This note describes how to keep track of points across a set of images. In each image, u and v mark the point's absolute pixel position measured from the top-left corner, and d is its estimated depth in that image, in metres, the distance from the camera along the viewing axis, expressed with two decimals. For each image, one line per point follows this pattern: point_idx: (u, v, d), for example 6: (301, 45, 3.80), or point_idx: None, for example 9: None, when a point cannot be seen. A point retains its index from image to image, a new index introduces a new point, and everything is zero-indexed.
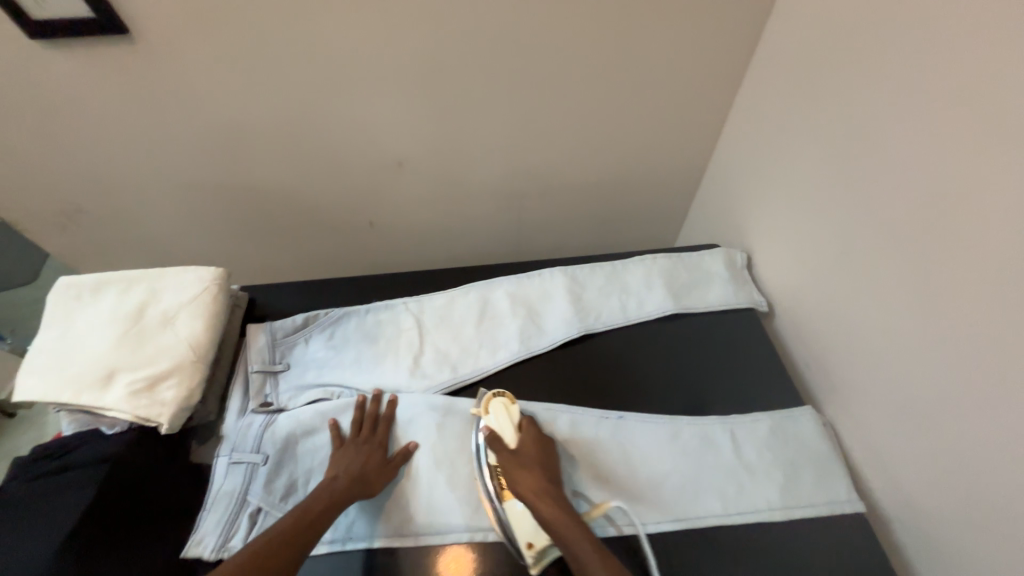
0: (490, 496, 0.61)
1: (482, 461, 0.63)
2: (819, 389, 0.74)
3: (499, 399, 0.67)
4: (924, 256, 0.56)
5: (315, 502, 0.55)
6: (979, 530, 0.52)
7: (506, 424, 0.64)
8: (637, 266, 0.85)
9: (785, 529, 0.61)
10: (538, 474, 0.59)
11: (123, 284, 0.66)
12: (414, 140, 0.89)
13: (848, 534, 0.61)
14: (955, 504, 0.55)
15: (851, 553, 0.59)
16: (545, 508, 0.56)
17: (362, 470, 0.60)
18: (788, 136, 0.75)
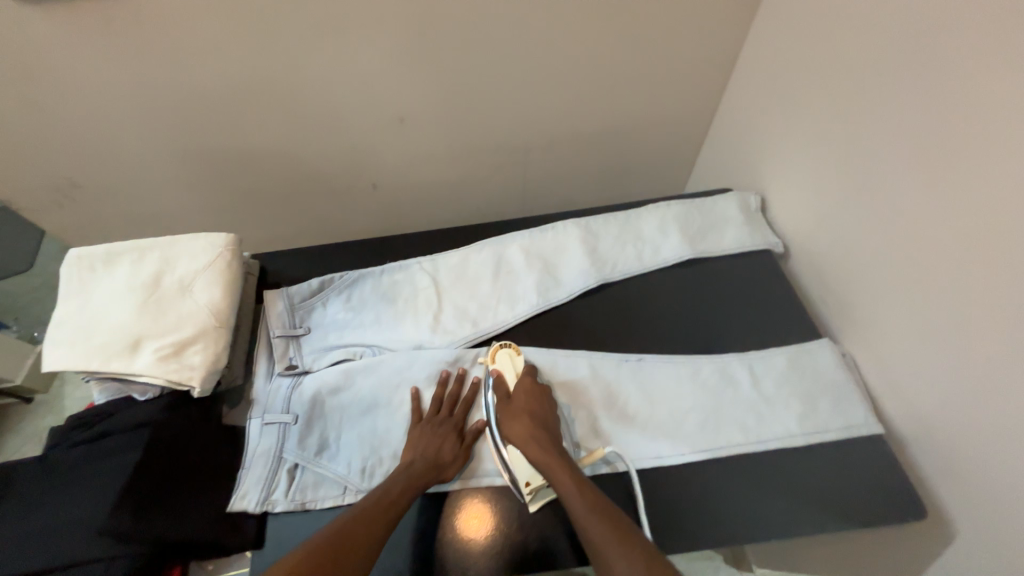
0: (495, 444, 0.62)
1: (488, 410, 0.64)
2: (836, 329, 0.71)
3: (504, 349, 0.69)
4: (965, 184, 0.51)
5: (394, 483, 0.56)
6: (993, 464, 0.51)
7: (507, 368, 0.67)
8: (651, 213, 0.81)
9: (800, 455, 0.61)
10: (528, 421, 0.61)
11: (135, 254, 0.66)
12: (408, 89, 0.83)
13: (862, 461, 0.60)
14: (973, 441, 0.52)
15: (866, 486, 0.59)
16: (532, 451, 0.58)
17: (438, 454, 0.60)
18: (814, 61, 0.68)
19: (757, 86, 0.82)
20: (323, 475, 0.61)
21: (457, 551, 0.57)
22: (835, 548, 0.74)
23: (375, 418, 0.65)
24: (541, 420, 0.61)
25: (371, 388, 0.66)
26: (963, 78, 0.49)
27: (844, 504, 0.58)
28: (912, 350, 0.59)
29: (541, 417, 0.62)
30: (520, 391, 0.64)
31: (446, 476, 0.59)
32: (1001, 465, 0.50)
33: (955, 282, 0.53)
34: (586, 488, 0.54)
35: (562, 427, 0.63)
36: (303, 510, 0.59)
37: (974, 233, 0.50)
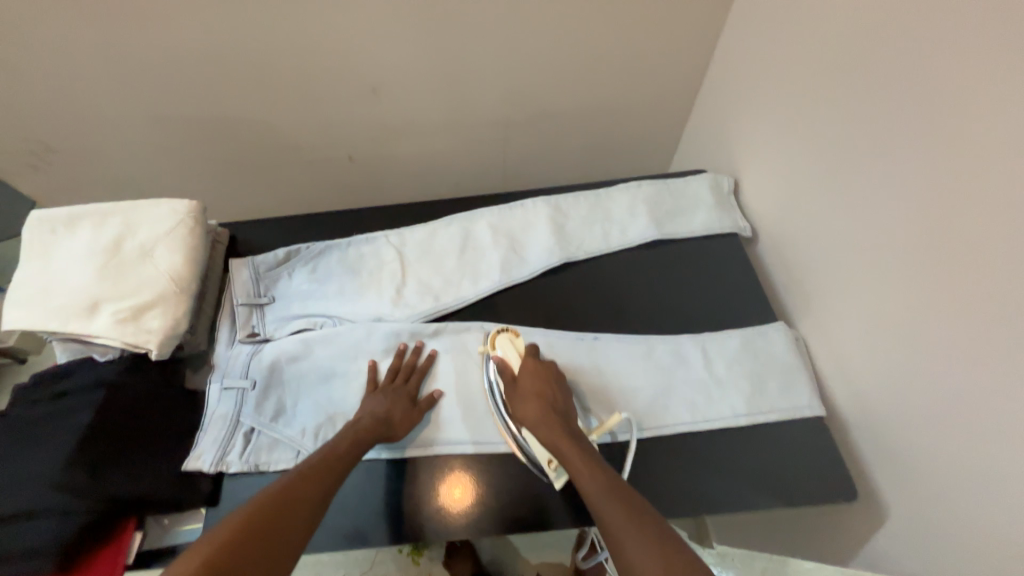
0: (506, 423, 0.63)
1: (497, 394, 0.64)
2: (796, 315, 0.72)
3: (504, 334, 0.68)
4: (924, 175, 0.50)
5: (341, 441, 0.57)
6: (927, 456, 0.51)
7: (512, 354, 0.66)
8: (622, 193, 0.80)
9: (745, 432, 0.63)
10: (539, 401, 0.60)
11: (97, 218, 0.66)
12: (382, 58, 0.81)
13: (805, 441, 0.61)
14: (911, 431, 0.53)
15: (806, 464, 0.60)
16: (545, 433, 0.57)
17: (387, 413, 0.61)
18: (790, 41, 0.65)
19: (736, 66, 0.79)
20: (278, 439, 0.63)
21: (401, 513, 0.60)
22: (783, 526, 0.77)
23: (332, 386, 0.66)
24: (552, 402, 0.60)
25: (329, 358, 0.67)
26: (940, 57, 0.47)
27: (784, 483, 0.60)
28: (863, 339, 0.59)
29: (552, 399, 0.60)
30: (528, 372, 0.63)
31: (396, 434, 0.61)
32: (938, 456, 0.50)
33: (908, 272, 0.53)
34: (600, 470, 0.52)
35: (574, 402, 0.64)
36: (257, 472, 0.61)
37: (933, 222, 0.49)
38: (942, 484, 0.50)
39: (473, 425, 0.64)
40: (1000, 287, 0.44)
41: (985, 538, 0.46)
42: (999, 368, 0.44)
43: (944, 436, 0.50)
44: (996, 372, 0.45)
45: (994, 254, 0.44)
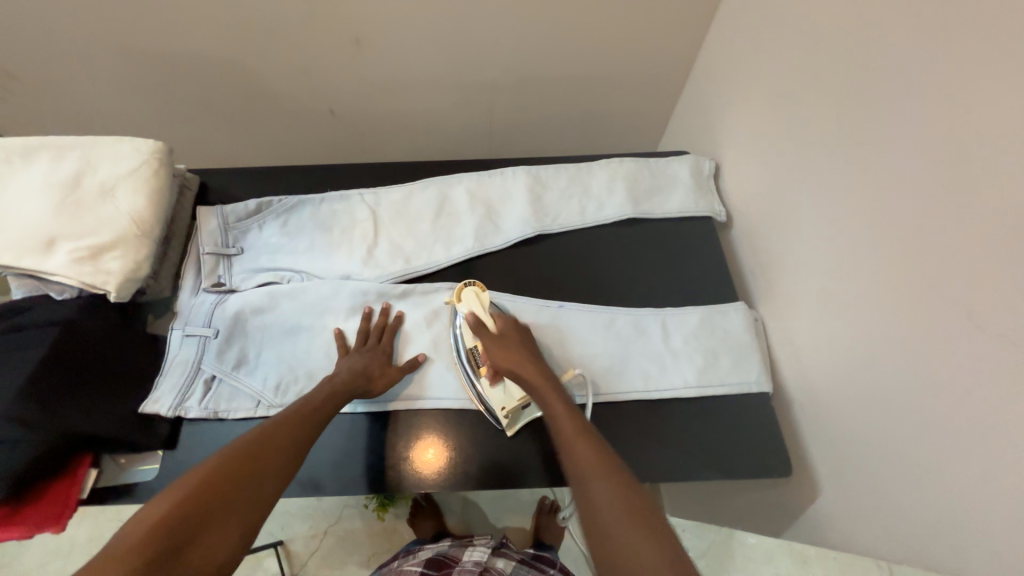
0: (468, 376, 0.64)
1: (461, 347, 0.65)
2: (759, 301, 0.74)
3: (470, 288, 0.66)
4: (890, 172, 0.51)
5: (316, 393, 0.57)
6: (858, 441, 0.55)
7: (479, 309, 0.64)
8: (602, 168, 0.80)
9: (694, 403, 0.66)
10: (516, 346, 0.61)
11: (55, 153, 0.64)
12: (367, 5, 0.77)
13: (750, 409, 0.66)
14: (847, 416, 0.56)
15: (749, 433, 0.64)
16: (521, 370, 0.59)
17: (366, 366, 0.62)
18: (783, 23, 0.64)
19: (729, 46, 0.78)
20: (238, 388, 0.63)
21: (355, 463, 0.61)
22: (727, 497, 0.82)
23: (296, 341, 0.66)
24: (534, 355, 0.61)
25: (294, 312, 0.67)
26: (922, 47, 0.47)
27: (725, 451, 0.64)
28: (816, 327, 0.61)
29: (533, 352, 0.62)
30: (512, 329, 0.63)
31: (374, 388, 0.61)
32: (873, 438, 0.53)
33: (862, 265, 0.54)
34: (573, 412, 0.54)
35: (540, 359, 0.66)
36: (217, 418, 0.62)
37: (892, 219, 0.51)
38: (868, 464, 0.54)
39: (434, 384, 0.65)
40: (943, 282, 0.46)
41: (901, 516, 0.50)
42: (932, 359, 0.47)
43: (875, 423, 0.53)
44: (929, 363, 0.47)
45: (942, 254, 0.46)
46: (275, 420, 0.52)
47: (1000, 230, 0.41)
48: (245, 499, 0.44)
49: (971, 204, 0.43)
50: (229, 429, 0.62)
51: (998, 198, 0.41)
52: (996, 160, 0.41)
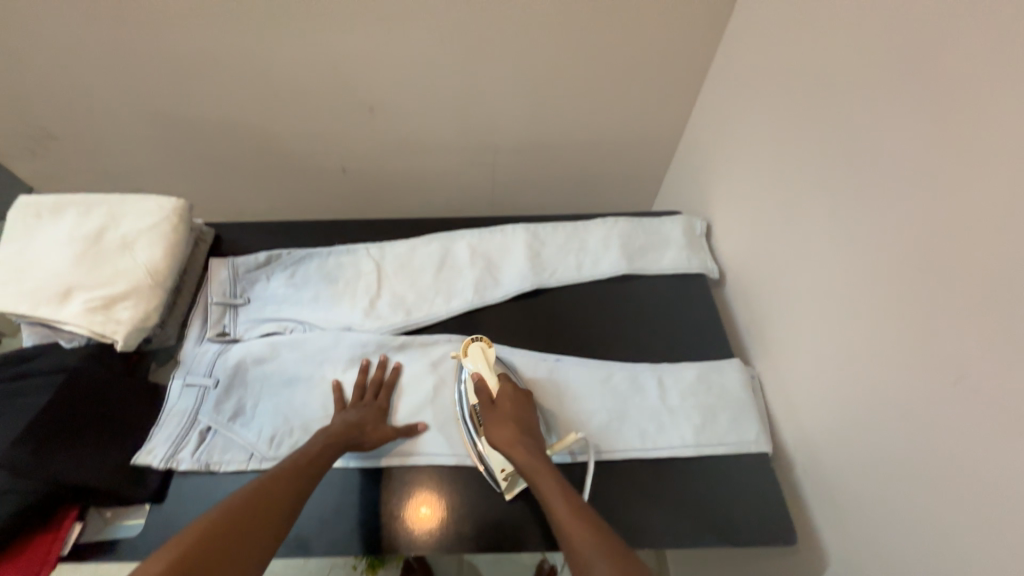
0: (471, 435, 0.64)
1: (465, 405, 0.65)
2: (755, 357, 0.74)
3: (476, 343, 0.66)
4: (868, 237, 0.54)
5: (311, 445, 0.57)
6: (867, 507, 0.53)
7: (485, 368, 0.64)
8: (598, 226, 0.83)
9: (694, 463, 0.65)
10: (513, 427, 0.59)
11: (82, 208, 0.68)
12: (383, 78, 0.85)
13: (749, 470, 0.64)
14: (852, 479, 0.55)
15: (752, 496, 0.63)
16: (519, 457, 0.56)
17: (360, 420, 0.62)
18: (762, 102, 0.70)
19: (715, 119, 0.84)
20: (233, 440, 0.63)
21: (347, 524, 0.59)
22: (734, 567, 0.77)
23: (294, 391, 0.67)
24: (527, 427, 0.60)
25: (294, 362, 0.68)
26: (883, 127, 0.51)
27: (729, 514, 0.62)
28: (813, 386, 0.62)
29: (526, 423, 0.60)
30: (506, 397, 0.62)
31: (367, 442, 0.61)
32: (881, 502, 0.52)
33: (852, 325, 0.56)
34: (570, 493, 0.52)
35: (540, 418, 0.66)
36: (208, 471, 0.62)
37: (875, 282, 0.53)
38: (883, 529, 0.52)
39: (431, 437, 0.65)
40: (929, 342, 0.47)
41: None
42: (930, 419, 0.47)
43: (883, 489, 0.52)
44: (928, 423, 0.47)
45: (927, 317, 0.48)
46: (267, 476, 0.51)
47: (976, 293, 0.43)
48: (234, 560, 0.43)
49: (946, 268, 0.46)
50: (220, 484, 0.61)
51: (970, 262, 0.44)
52: (963, 228, 0.44)
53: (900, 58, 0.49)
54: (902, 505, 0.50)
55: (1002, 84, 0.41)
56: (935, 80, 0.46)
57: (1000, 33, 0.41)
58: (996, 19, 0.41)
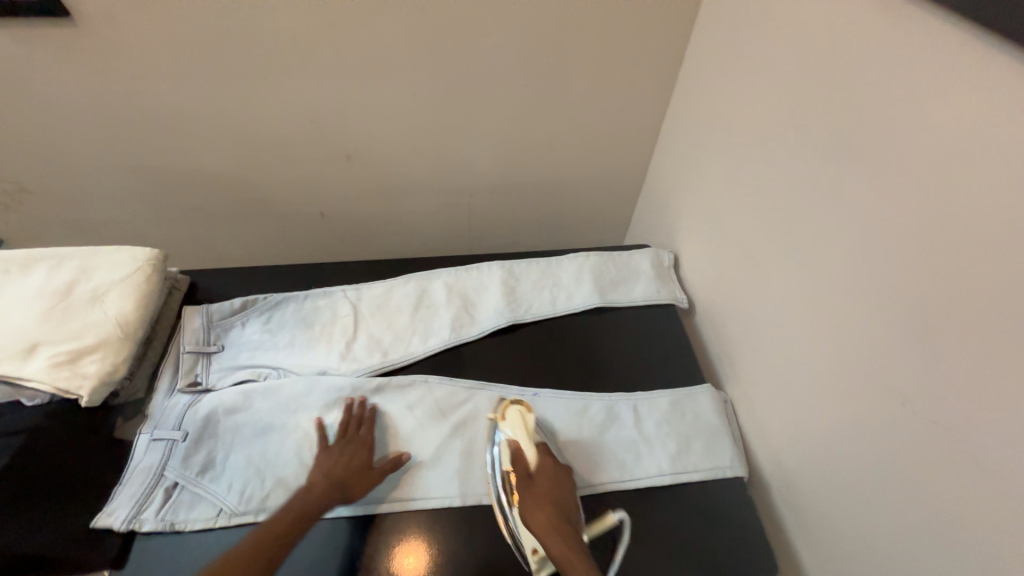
0: (501, 498, 0.62)
1: (498, 469, 0.64)
2: (729, 382, 0.77)
3: (515, 405, 0.68)
4: (821, 264, 0.58)
5: (287, 520, 0.56)
6: (855, 525, 0.55)
7: (521, 433, 0.64)
8: (571, 262, 0.86)
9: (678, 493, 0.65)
10: (550, 511, 0.58)
11: (53, 262, 0.68)
12: (364, 127, 0.89)
13: (730, 496, 0.65)
14: (836, 497, 0.57)
15: (735, 522, 0.63)
16: (553, 545, 0.56)
17: (344, 474, 0.61)
18: (718, 141, 0.76)
19: (676, 157, 0.91)
20: (201, 495, 0.61)
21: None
22: None
23: (267, 441, 0.65)
24: (564, 511, 0.59)
25: (268, 411, 0.67)
26: (822, 165, 0.57)
27: (715, 543, 0.62)
28: (787, 409, 0.64)
29: (563, 506, 0.59)
30: (543, 475, 0.61)
31: (351, 497, 0.60)
32: (863, 518, 0.54)
33: (818, 349, 0.59)
34: None
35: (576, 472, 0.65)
36: (172, 531, 0.59)
37: (832, 306, 0.56)
38: (871, 548, 0.53)
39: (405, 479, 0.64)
40: (884, 358, 0.50)
41: None
42: (897, 432, 0.49)
43: (866, 503, 0.53)
44: (894, 435, 0.50)
45: (882, 337, 0.51)
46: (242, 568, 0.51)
47: (916, 310, 0.47)
48: None
49: (890, 288, 0.50)
50: (184, 544, 0.58)
51: (907, 282, 0.48)
52: (897, 251, 0.49)
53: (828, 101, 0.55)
54: (882, 519, 0.52)
55: (910, 124, 0.47)
56: (858, 122, 0.52)
57: (907, 82, 0.47)
58: (902, 70, 0.47)
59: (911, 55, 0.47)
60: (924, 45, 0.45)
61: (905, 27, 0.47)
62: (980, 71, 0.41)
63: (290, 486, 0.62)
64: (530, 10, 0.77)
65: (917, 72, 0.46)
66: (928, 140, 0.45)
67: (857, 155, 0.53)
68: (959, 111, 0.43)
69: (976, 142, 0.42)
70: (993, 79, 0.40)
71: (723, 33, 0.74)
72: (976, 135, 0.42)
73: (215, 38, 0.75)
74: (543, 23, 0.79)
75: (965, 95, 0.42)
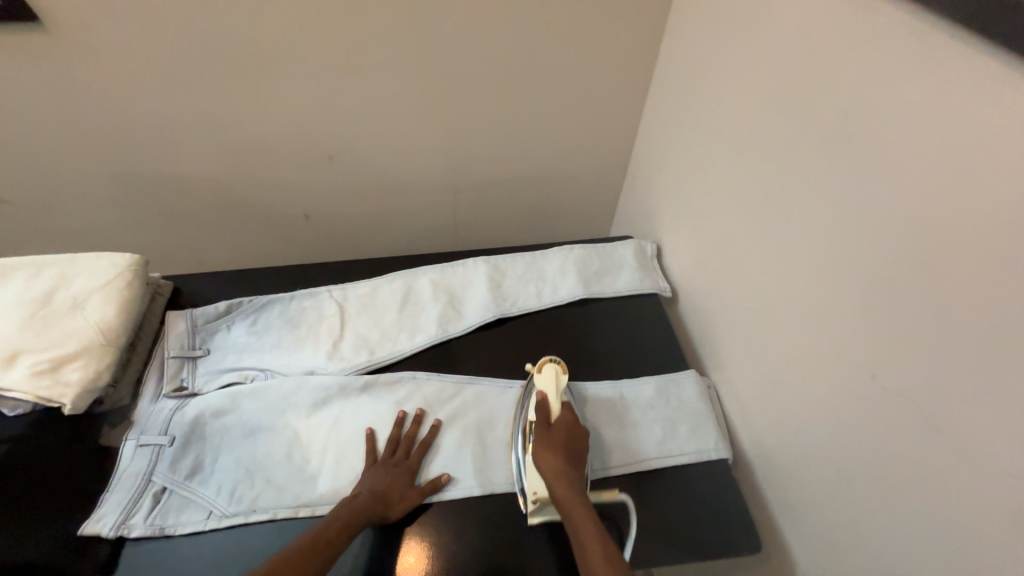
0: (518, 454, 0.66)
1: (523, 421, 0.69)
2: (712, 368, 0.78)
3: (553, 363, 0.69)
4: (796, 248, 0.59)
5: (335, 519, 0.56)
6: (835, 502, 0.56)
7: (552, 390, 0.67)
8: (555, 255, 0.87)
9: (667, 477, 0.66)
10: (560, 457, 0.60)
11: (31, 270, 0.67)
12: (345, 127, 0.89)
13: (715, 478, 0.67)
14: (816, 475, 0.59)
15: (721, 503, 0.65)
16: (557, 486, 0.58)
17: (387, 490, 0.60)
18: (697, 132, 0.78)
19: (656, 149, 0.92)
20: (190, 499, 0.61)
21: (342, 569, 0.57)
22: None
23: (256, 442, 0.65)
24: (573, 458, 0.61)
25: (255, 412, 0.67)
26: (795, 151, 0.58)
27: (702, 524, 0.63)
28: (767, 391, 0.66)
29: (575, 454, 0.61)
30: (563, 426, 0.63)
31: (390, 516, 0.59)
32: (841, 494, 0.55)
33: (795, 330, 0.60)
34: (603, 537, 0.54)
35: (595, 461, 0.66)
36: (162, 536, 0.59)
37: (807, 288, 0.58)
38: (850, 523, 0.55)
39: None
40: (857, 336, 0.52)
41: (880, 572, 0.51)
42: (871, 409, 0.51)
43: (846, 482, 0.55)
44: (868, 412, 0.51)
45: (854, 316, 0.52)
46: (286, 552, 0.52)
47: (883, 289, 0.49)
48: None
49: (859, 269, 0.51)
50: (173, 549, 0.58)
51: (875, 263, 0.49)
52: (864, 233, 0.50)
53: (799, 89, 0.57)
54: (859, 494, 0.53)
55: (873, 108, 0.48)
56: (826, 108, 0.53)
57: (869, 68, 0.49)
58: (863, 57, 0.49)
59: (872, 41, 0.48)
60: (884, 32, 0.47)
61: (865, 15, 0.48)
62: (934, 55, 0.43)
63: (280, 485, 0.62)
64: (506, 7, 0.78)
65: (877, 59, 0.48)
66: (891, 123, 0.47)
67: (825, 140, 0.54)
68: (917, 95, 0.44)
69: (931, 125, 0.43)
70: (947, 62, 0.42)
71: (696, 26, 0.76)
72: (932, 117, 0.43)
73: (190, 41, 0.75)
74: (520, 19, 0.79)
75: (923, 79, 0.44)
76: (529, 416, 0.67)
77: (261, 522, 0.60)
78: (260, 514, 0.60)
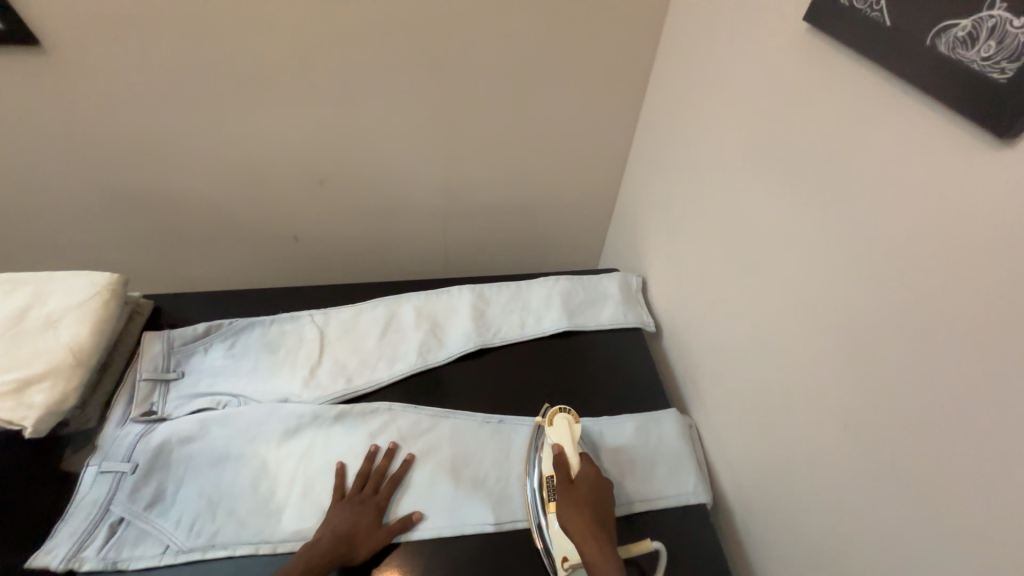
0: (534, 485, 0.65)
1: (534, 469, 0.66)
2: (694, 406, 0.77)
3: (563, 413, 0.67)
4: (778, 289, 0.59)
5: (293, 565, 0.54)
6: (812, 552, 0.55)
7: (568, 442, 0.64)
8: (540, 286, 0.87)
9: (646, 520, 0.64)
10: (589, 517, 0.58)
11: (8, 287, 0.67)
12: (338, 152, 0.91)
13: (694, 522, 0.65)
14: (794, 523, 0.57)
15: (699, 549, 0.63)
16: (590, 553, 0.55)
17: (352, 530, 0.58)
18: (682, 169, 0.79)
19: (643, 183, 0.93)
20: (148, 531, 0.59)
21: None
22: None
23: (222, 471, 0.63)
24: (602, 518, 0.59)
25: (224, 440, 0.65)
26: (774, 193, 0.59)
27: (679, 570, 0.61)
28: (747, 432, 0.65)
29: (602, 513, 0.59)
30: (585, 483, 0.61)
31: (354, 556, 0.57)
32: (819, 545, 0.54)
33: (774, 372, 0.60)
34: None
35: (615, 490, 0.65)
36: (114, 570, 0.56)
37: (788, 329, 0.58)
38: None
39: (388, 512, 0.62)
40: (834, 382, 0.52)
41: None
42: (847, 456, 0.50)
43: (824, 531, 0.53)
44: (845, 460, 0.51)
45: (829, 361, 0.52)
46: None
47: (858, 336, 0.49)
48: None
49: (836, 314, 0.51)
50: None
51: (852, 309, 0.50)
52: (840, 279, 0.51)
53: (780, 133, 0.58)
54: (835, 545, 0.52)
55: (846, 157, 0.50)
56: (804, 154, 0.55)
57: (841, 119, 0.50)
58: (837, 107, 0.50)
59: (843, 93, 0.50)
60: (854, 85, 0.48)
61: (836, 68, 0.50)
62: (899, 110, 0.44)
63: (245, 520, 0.60)
64: (498, 43, 0.81)
65: (848, 110, 0.49)
66: (863, 171, 0.48)
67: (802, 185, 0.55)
68: (886, 147, 0.46)
69: (900, 177, 0.45)
70: (910, 118, 0.44)
71: (682, 68, 0.78)
72: (900, 168, 0.45)
73: (189, 66, 0.77)
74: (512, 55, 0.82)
75: (891, 133, 0.45)
76: (545, 472, 0.64)
77: (219, 558, 0.58)
78: (220, 550, 0.58)
